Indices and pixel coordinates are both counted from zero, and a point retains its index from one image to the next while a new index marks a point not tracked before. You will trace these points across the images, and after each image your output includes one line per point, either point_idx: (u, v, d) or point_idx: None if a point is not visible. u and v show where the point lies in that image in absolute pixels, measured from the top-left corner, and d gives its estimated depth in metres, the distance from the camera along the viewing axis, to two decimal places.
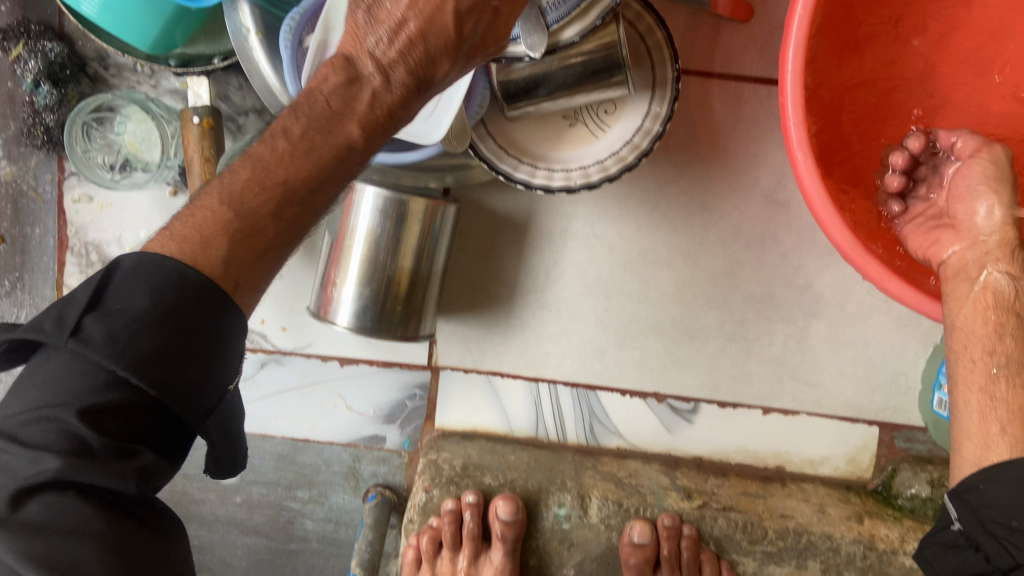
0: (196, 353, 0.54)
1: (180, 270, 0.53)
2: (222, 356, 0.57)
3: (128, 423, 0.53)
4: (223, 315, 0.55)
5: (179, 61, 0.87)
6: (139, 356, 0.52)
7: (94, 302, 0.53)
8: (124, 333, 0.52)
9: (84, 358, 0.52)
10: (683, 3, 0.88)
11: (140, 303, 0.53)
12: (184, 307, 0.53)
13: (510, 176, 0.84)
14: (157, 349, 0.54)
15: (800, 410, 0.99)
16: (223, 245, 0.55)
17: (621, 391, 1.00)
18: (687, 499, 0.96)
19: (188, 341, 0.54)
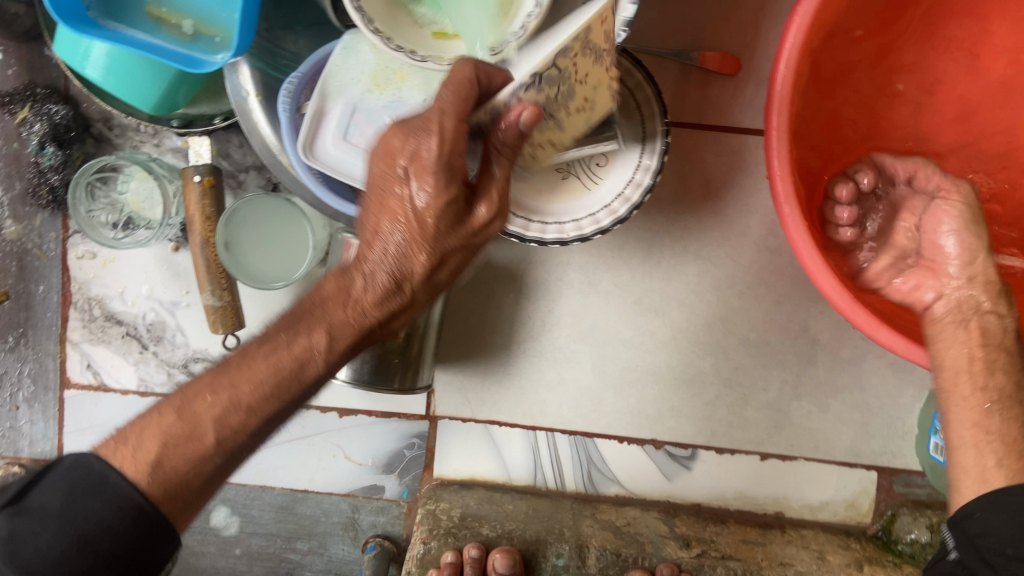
0: (92, 565, 0.57)
1: (98, 494, 0.58)
2: (142, 534, 0.59)
3: (89, 565, 0.57)
4: (150, 534, 0.59)
5: (181, 121, 0.90)
6: (81, 542, 0.56)
7: (11, 501, 0.58)
8: (25, 538, 0.56)
9: (39, 530, 0.56)
10: (673, 59, 0.90)
11: (80, 510, 0.57)
12: (92, 501, 0.57)
13: (505, 230, 0.86)
14: (90, 522, 0.57)
15: (797, 456, 0.99)
16: (150, 447, 0.60)
17: (619, 438, 1.00)
18: (685, 547, 0.96)
19: (124, 547, 0.58)
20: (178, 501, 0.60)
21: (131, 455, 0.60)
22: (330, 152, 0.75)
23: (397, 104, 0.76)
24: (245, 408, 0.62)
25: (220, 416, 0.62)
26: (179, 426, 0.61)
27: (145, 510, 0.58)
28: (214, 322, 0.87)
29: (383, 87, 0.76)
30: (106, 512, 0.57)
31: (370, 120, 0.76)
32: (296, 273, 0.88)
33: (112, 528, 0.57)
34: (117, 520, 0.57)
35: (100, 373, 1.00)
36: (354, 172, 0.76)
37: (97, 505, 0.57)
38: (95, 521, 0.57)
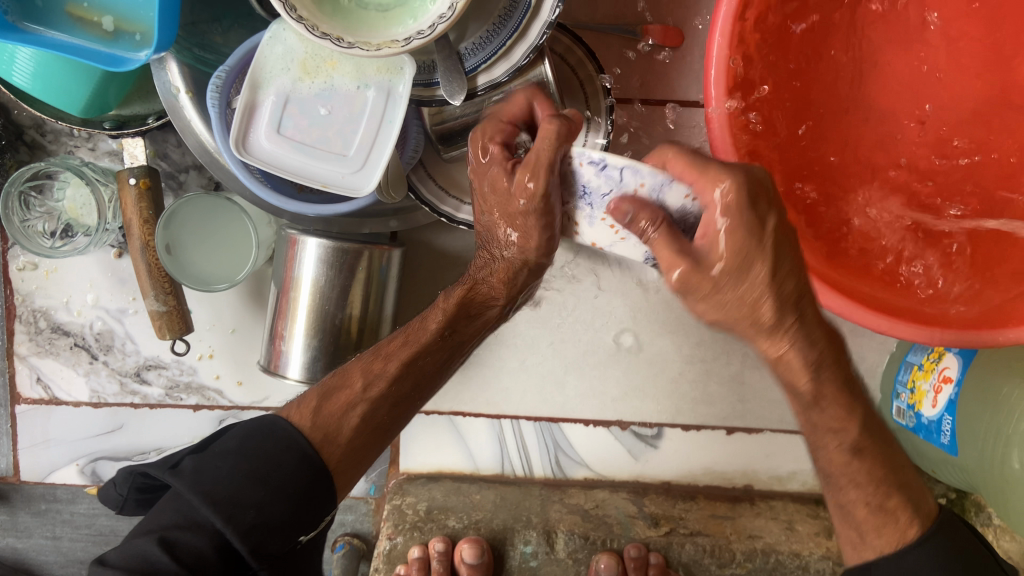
0: (268, 493, 0.68)
1: (255, 439, 0.71)
2: (311, 486, 0.70)
3: (230, 502, 0.67)
4: (294, 472, 0.70)
5: (114, 124, 0.87)
6: (213, 490, 0.66)
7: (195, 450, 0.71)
8: (209, 472, 0.68)
9: (219, 464, 0.69)
10: (614, 35, 0.88)
11: (232, 447, 0.70)
12: (276, 439, 0.71)
13: (453, 217, 0.83)
14: (266, 460, 0.69)
15: (763, 428, 0.99)
16: (314, 404, 0.74)
17: (584, 421, 0.99)
18: (654, 526, 0.97)
19: (253, 486, 0.68)
20: (331, 448, 0.73)
21: (299, 410, 0.74)
22: (263, 146, 0.74)
23: (329, 93, 0.75)
24: (382, 363, 0.76)
25: (364, 371, 0.76)
26: (337, 382, 0.75)
27: (326, 453, 0.72)
28: (160, 328, 0.85)
29: (313, 76, 0.74)
30: (279, 451, 0.70)
31: (302, 111, 0.74)
32: (241, 274, 0.86)
33: (290, 478, 0.69)
34: (288, 457, 0.70)
35: (51, 386, 0.97)
36: (288, 166, 0.74)
37: (287, 451, 0.70)
38: (273, 464, 0.69)
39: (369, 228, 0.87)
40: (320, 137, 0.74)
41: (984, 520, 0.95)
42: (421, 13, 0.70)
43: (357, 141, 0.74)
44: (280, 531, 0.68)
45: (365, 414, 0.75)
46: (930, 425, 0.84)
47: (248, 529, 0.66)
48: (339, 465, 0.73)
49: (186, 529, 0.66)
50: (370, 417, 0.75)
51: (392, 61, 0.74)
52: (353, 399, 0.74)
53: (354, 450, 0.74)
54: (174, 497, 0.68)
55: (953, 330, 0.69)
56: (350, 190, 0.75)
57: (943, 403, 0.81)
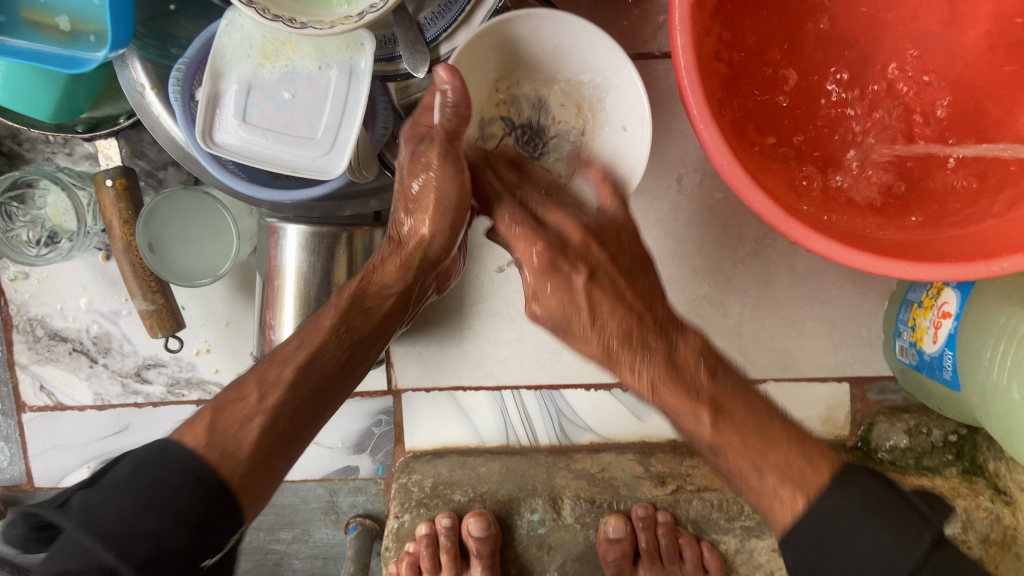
0: (156, 521, 0.59)
1: (162, 457, 0.62)
2: (212, 510, 0.61)
3: (131, 532, 0.58)
4: (199, 488, 0.61)
5: (87, 126, 0.87)
6: (105, 527, 0.58)
7: (86, 483, 0.63)
8: (99, 509, 0.59)
9: (109, 497, 0.60)
10: None
11: (123, 474, 0.61)
12: (169, 463, 0.61)
13: None
14: (159, 487, 0.60)
15: (767, 378, 0.98)
16: (208, 420, 0.65)
17: (586, 386, 0.98)
18: (661, 485, 0.95)
19: (144, 517, 0.59)
20: (235, 464, 0.63)
21: (197, 430, 0.64)
22: (230, 136, 0.73)
23: (291, 76, 0.73)
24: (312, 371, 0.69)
25: (260, 379, 0.67)
26: (234, 395, 0.66)
27: (211, 474, 0.62)
28: (151, 326, 0.85)
29: (274, 60, 0.73)
30: (172, 474, 0.61)
31: (266, 97, 0.73)
32: (224, 267, 0.86)
33: (186, 503, 0.60)
34: (184, 481, 0.60)
35: (55, 392, 0.98)
36: (257, 155, 0.73)
37: (183, 475, 0.61)
38: (165, 490, 0.60)
39: (350, 210, 0.85)
40: (286, 122, 0.73)
41: (998, 454, 0.93)
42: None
43: (324, 123, 0.73)
44: (179, 562, 0.59)
45: (265, 426, 0.66)
46: (933, 361, 0.82)
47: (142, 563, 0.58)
48: (246, 480, 0.64)
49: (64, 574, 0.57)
50: (273, 428, 0.66)
51: (351, 39, 0.73)
52: (249, 411, 0.65)
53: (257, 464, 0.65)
54: (60, 543, 0.60)
55: (949, 264, 0.64)
56: (320, 173, 0.73)
57: (944, 338, 0.79)
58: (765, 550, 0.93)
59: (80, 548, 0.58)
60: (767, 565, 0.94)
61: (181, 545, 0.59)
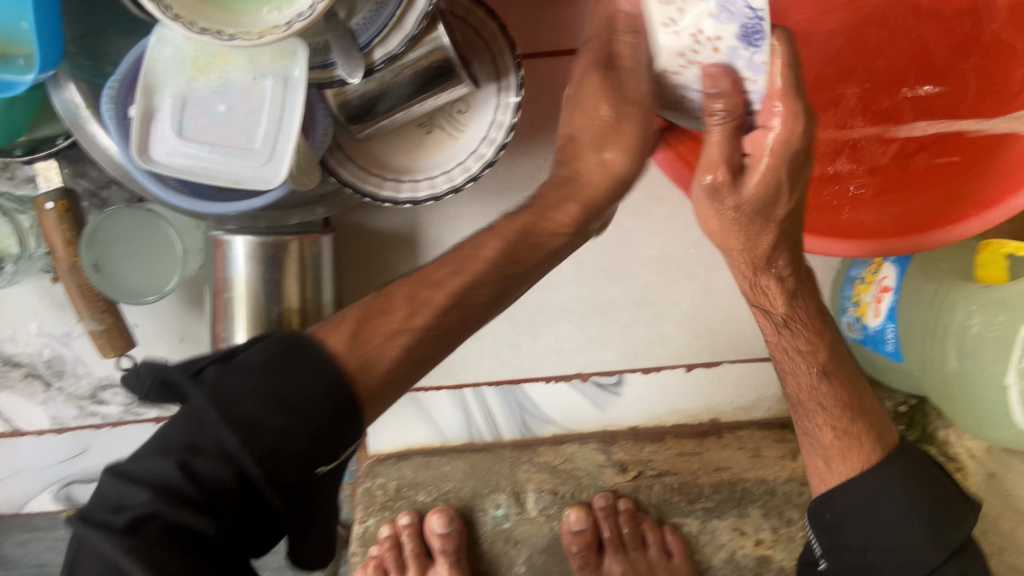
0: (288, 418, 0.56)
1: (313, 368, 0.58)
2: (335, 416, 0.58)
3: (257, 435, 0.55)
4: (339, 408, 0.58)
5: (25, 150, 0.85)
6: (241, 416, 0.55)
7: (220, 356, 0.60)
8: (232, 385, 0.56)
9: (243, 378, 0.56)
10: None
11: (253, 374, 0.57)
12: (305, 361, 0.58)
13: (378, 196, 0.83)
14: (286, 383, 0.57)
15: (722, 360, 1.00)
16: (353, 330, 0.61)
17: (545, 379, 0.99)
18: (622, 472, 1.01)
19: (274, 412, 0.56)
20: (366, 380, 0.60)
21: (335, 331, 0.61)
22: (166, 151, 0.73)
23: (226, 88, 0.73)
24: (416, 306, 0.63)
25: (463, 290, 0.64)
26: (421, 286, 0.64)
27: (314, 388, 0.57)
28: (102, 346, 0.84)
29: (207, 72, 0.73)
30: (274, 380, 0.56)
31: (201, 110, 0.73)
32: (170, 284, 0.86)
33: (315, 399, 0.57)
34: (314, 382, 0.57)
35: (11, 419, 0.97)
36: (195, 168, 0.73)
37: (287, 387, 0.56)
38: (305, 393, 0.57)
39: (297, 217, 0.85)
40: (224, 134, 0.73)
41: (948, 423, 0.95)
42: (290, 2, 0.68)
43: (262, 133, 0.73)
44: (296, 462, 0.57)
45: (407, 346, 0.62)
46: (876, 335, 0.84)
47: (261, 456, 0.55)
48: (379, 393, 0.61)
49: (197, 453, 0.55)
50: (414, 349, 0.63)
51: (283, 47, 0.73)
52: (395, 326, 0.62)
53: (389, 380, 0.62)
54: (185, 411, 0.57)
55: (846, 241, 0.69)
56: (261, 182, 0.74)
57: (885, 312, 0.81)
58: (726, 530, 1.00)
59: (199, 420, 0.56)
60: (728, 544, 1.00)
61: (303, 443, 0.56)
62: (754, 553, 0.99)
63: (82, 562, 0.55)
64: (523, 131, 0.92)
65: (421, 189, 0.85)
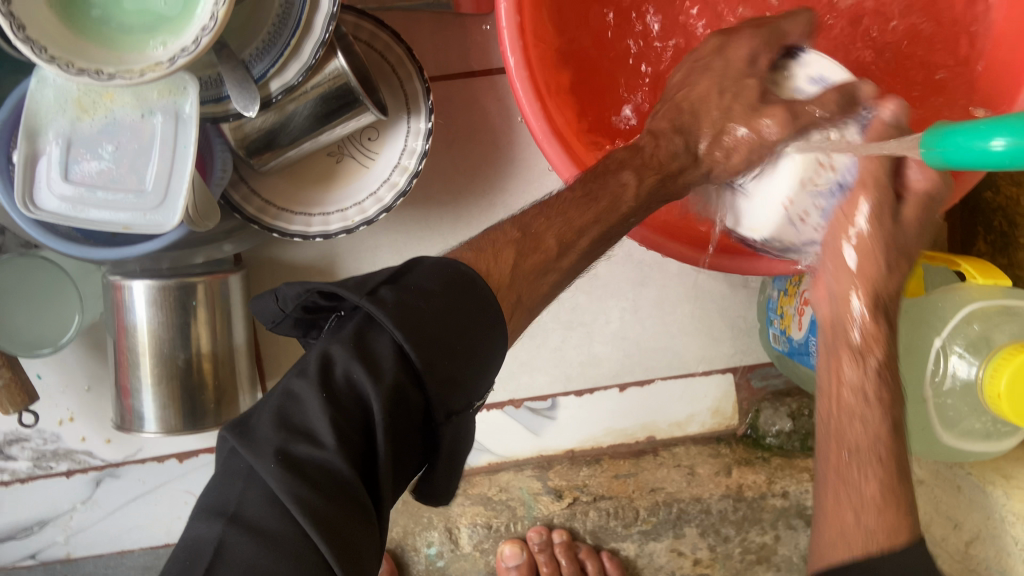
0: (452, 342, 0.50)
1: (468, 278, 0.54)
2: (486, 332, 0.53)
3: (434, 345, 0.50)
4: (491, 331, 0.53)
5: None
6: (429, 341, 0.49)
7: (390, 278, 0.52)
8: (415, 310, 0.50)
9: (422, 303, 0.50)
10: (424, 11, 0.84)
11: (432, 287, 0.52)
12: (474, 295, 0.53)
13: (286, 231, 0.80)
14: (460, 308, 0.52)
15: (654, 378, 0.98)
16: (498, 259, 0.57)
17: (477, 408, 0.96)
18: (557, 499, 0.94)
19: (450, 337, 0.51)
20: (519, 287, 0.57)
21: (490, 260, 0.57)
22: (53, 197, 0.69)
23: (113, 127, 0.69)
24: (578, 226, 0.60)
25: (561, 234, 0.60)
26: (526, 240, 0.59)
27: (479, 319, 0.52)
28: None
29: (92, 111, 0.69)
30: (436, 306, 0.51)
31: (88, 152, 0.69)
32: (67, 334, 0.81)
33: (471, 314, 0.52)
34: (477, 310, 0.53)
35: None
36: (86, 214, 0.69)
37: (464, 328, 0.52)
38: (469, 317, 0.52)
39: (204, 256, 0.82)
40: (112, 176, 0.70)
41: None
42: (172, 37, 0.64)
43: (153, 173, 0.69)
44: (467, 388, 0.52)
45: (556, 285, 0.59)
46: (801, 348, 0.83)
47: (439, 382, 0.50)
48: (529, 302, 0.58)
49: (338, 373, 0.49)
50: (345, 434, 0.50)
51: (172, 82, 0.69)
52: (549, 263, 0.58)
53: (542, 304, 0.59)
54: (360, 333, 0.50)
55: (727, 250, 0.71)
56: (155, 227, 0.70)
57: (808, 325, 0.81)
58: (663, 551, 0.94)
59: (387, 345, 0.49)
60: (667, 565, 0.97)
61: (459, 368, 0.51)
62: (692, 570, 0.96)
63: (247, 511, 0.46)
64: (438, 154, 0.90)
65: (333, 222, 0.82)
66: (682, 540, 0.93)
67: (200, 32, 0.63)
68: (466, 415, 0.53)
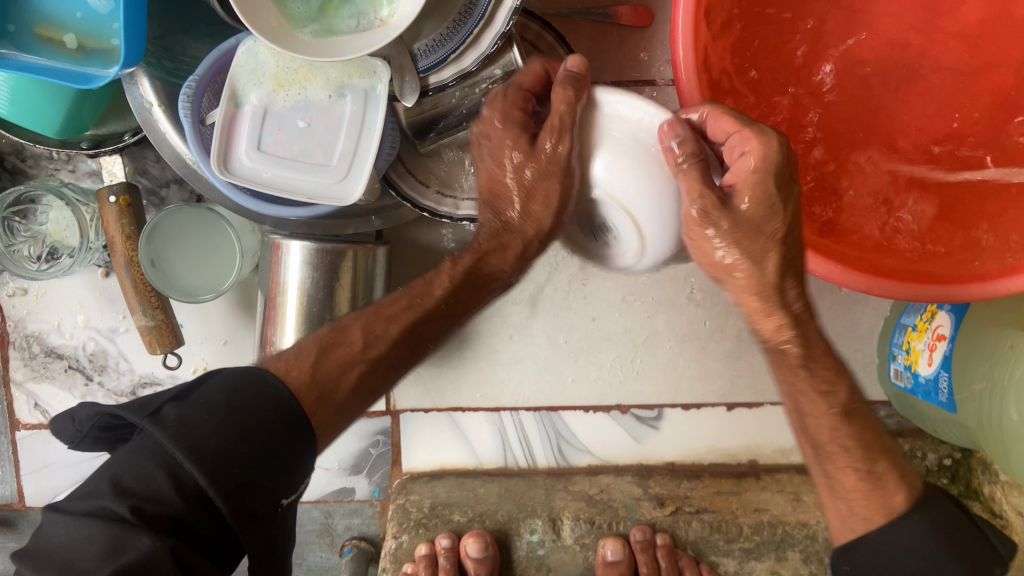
0: (243, 444, 0.58)
1: (263, 379, 0.63)
2: (286, 435, 0.61)
3: (223, 471, 0.56)
4: (295, 437, 0.62)
5: (91, 143, 0.87)
6: (209, 453, 0.56)
7: (176, 395, 0.60)
8: (195, 424, 0.57)
9: (204, 418, 0.58)
10: (584, 19, 0.89)
11: (219, 398, 0.60)
12: (263, 396, 0.61)
13: (435, 211, 0.84)
14: (241, 422, 0.59)
15: (763, 402, 0.98)
16: (312, 358, 0.68)
17: (584, 408, 0.98)
18: (659, 506, 0.95)
19: (243, 469, 0.57)
20: (326, 405, 0.67)
21: (296, 363, 0.67)
22: (244, 164, 0.74)
23: (305, 104, 0.75)
24: (389, 316, 0.73)
25: (368, 328, 0.71)
26: (337, 337, 0.70)
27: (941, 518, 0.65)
28: (150, 342, 0.84)
29: (288, 88, 0.75)
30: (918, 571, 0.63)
31: (281, 123, 0.75)
32: (225, 283, 0.87)
33: (210, 438, 0.57)
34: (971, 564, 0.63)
35: (50, 410, 0.97)
36: (274, 183, 0.75)
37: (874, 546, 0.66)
38: (258, 419, 0.60)
39: (352, 228, 0.87)
40: (301, 150, 0.75)
41: (992, 478, 0.93)
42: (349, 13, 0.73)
43: (339, 150, 0.75)
44: (259, 492, 0.58)
45: (362, 375, 0.70)
46: (928, 384, 0.84)
47: (228, 491, 0.56)
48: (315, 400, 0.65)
49: (131, 493, 0.54)
50: (366, 379, 0.71)
51: (364, 66, 0.75)
52: (352, 358, 0.70)
53: (343, 410, 0.69)
54: (139, 441, 0.58)
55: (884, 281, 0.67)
56: (337, 199, 0.75)
57: (939, 361, 0.81)
58: (762, 572, 0.93)
59: (168, 460, 0.56)
60: None
61: (234, 471, 0.57)
62: None
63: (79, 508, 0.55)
64: None
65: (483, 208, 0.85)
66: (784, 564, 0.93)
67: (379, 16, 0.73)
68: (266, 515, 0.60)
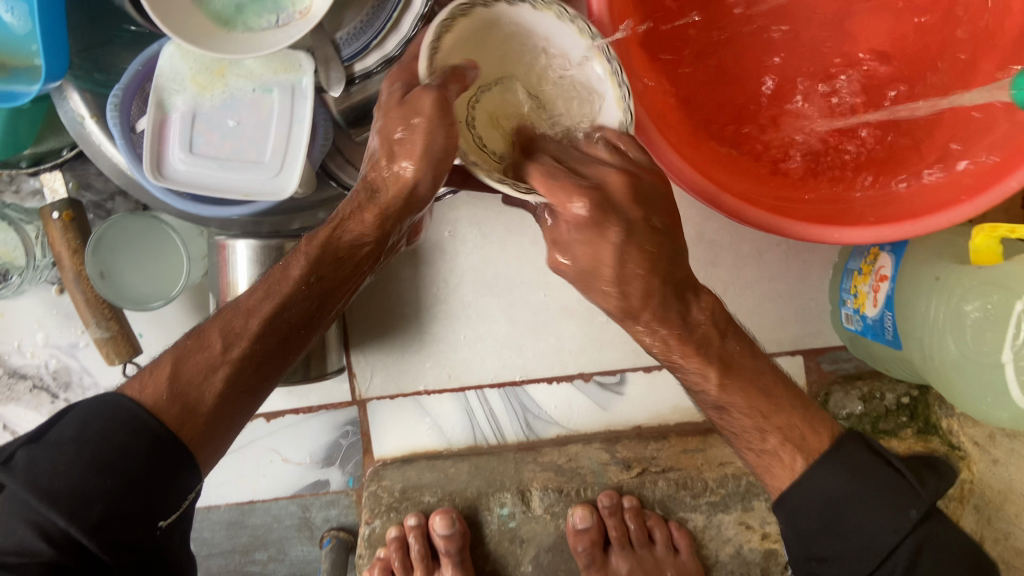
0: (105, 478, 0.59)
1: (128, 406, 0.62)
2: (156, 461, 0.61)
3: (78, 504, 0.58)
4: (171, 463, 0.62)
5: (30, 161, 0.88)
6: (68, 490, 0.58)
7: (32, 438, 0.62)
8: (44, 466, 0.59)
9: (53, 458, 0.59)
10: None
11: (69, 432, 0.61)
12: (117, 417, 0.61)
13: None
14: (109, 446, 0.60)
15: None
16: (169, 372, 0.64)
17: (547, 379, 0.99)
18: (627, 470, 0.97)
19: (157, 485, 0.61)
20: (191, 422, 0.63)
21: (148, 381, 0.64)
22: (177, 167, 0.74)
23: (233, 102, 0.76)
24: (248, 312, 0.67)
25: (224, 330, 0.66)
26: (192, 345, 0.65)
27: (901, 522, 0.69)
28: (107, 354, 0.84)
29: (211, 88, 0.75)
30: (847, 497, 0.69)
31: (211, 123, 0.75)
32: (176, 288, 0.88)
33: (130, 455, 0.60)
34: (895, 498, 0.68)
35: (18, 431, 0.98)
36: (209, 184, 0.75)
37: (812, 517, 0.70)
38: (115, 447, 0.60)
39: (299, 223, 0.87)
40: (233, 148, 0.76)
41: (949, 411, 0.95)
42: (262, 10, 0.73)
43: (271, 145, 0.76)
44: (132, 522, 0.60)
45: (228, 378, 0.65)
46: (875, 325, 0.86)
47: (93, 527, 0.58)
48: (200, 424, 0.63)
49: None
50: (236, 379, 0.65)
51: (288, 60, 0.75)
52: (211, 362, 0.65)
53: (215, 422, 0.64)
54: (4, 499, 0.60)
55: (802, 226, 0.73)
56: (273, 194, 0.76)
57: (883, 301, 0.83)
58: (732, 524, 0.96)
59: (24, 507, 0.58)
60: (736, 539, 0.96)
61: (125, 499, 0.59)
62: (762, 546, 0.95)
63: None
64: None
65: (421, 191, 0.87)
66: (752, 513, 0.95)
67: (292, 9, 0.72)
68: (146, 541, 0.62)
